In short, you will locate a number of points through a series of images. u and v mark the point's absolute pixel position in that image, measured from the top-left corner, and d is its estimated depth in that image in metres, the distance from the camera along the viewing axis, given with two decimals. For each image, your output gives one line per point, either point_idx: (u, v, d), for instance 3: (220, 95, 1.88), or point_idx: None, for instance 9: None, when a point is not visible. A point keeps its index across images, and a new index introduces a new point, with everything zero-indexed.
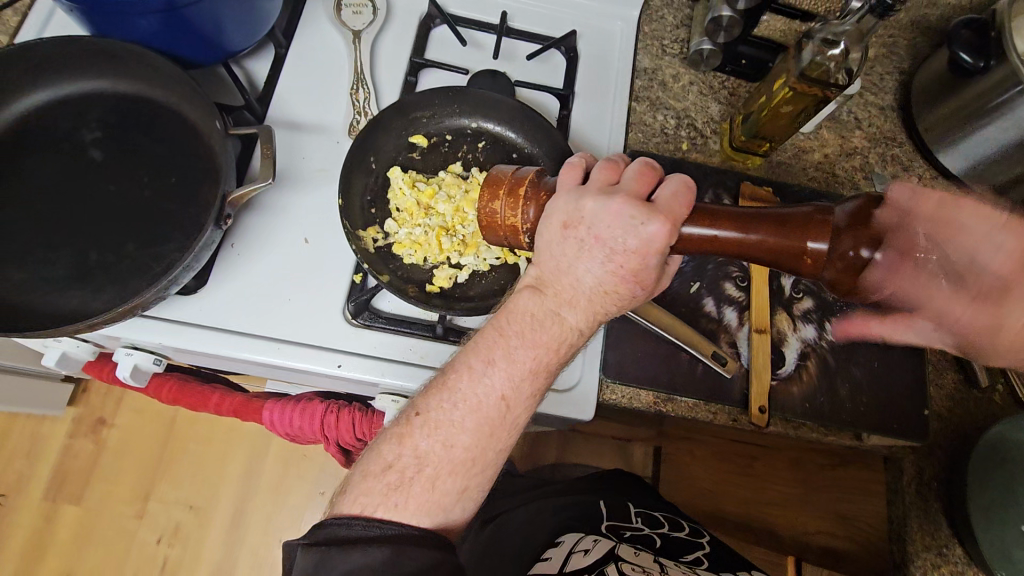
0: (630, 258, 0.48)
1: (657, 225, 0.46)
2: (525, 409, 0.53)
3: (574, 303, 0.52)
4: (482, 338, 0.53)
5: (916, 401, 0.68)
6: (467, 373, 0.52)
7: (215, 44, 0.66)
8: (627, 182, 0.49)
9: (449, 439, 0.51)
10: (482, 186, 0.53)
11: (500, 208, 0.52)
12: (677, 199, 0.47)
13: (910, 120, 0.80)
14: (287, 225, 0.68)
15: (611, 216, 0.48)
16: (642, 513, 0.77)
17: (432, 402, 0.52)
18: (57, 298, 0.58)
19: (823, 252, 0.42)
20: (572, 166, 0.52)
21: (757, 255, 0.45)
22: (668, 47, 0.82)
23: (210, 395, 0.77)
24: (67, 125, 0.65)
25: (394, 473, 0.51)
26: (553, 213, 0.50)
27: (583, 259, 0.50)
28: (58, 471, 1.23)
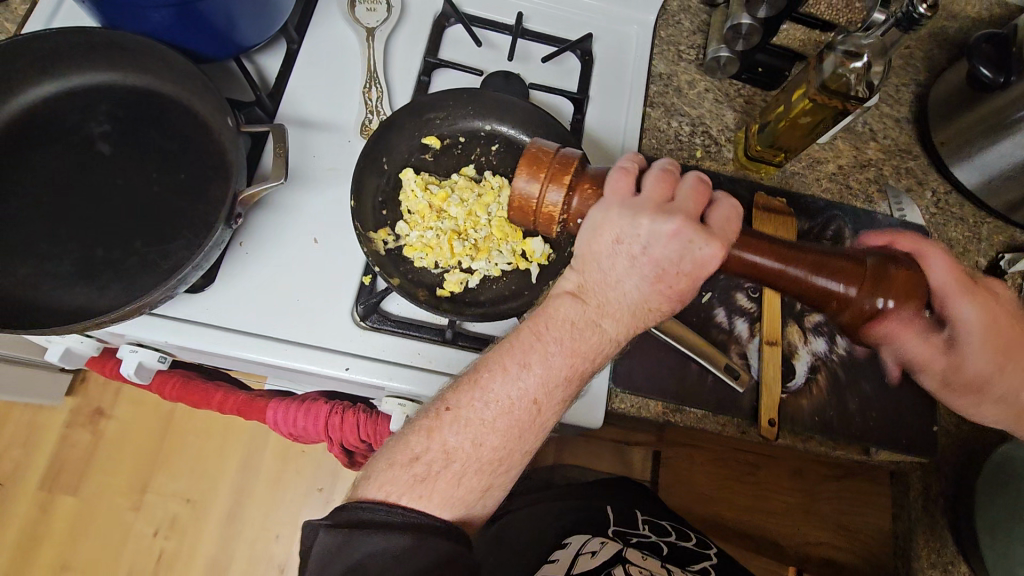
0: (680, 279, 0.49)
1: (713, 250, 0.48)
2: (556, 413, 0.53)
3: (616, 314, 0.52)
4: (519, 341, 0.52)
5: (926, 418, 0.67)
6: (501, 374, 0.51)
7: (228, 39, 0.65)
8: (681, 200, 0.49)
9: (478, 438, 0.51)
10: (522, 164, 0.51)
11: (540, 192, 0.51)
12: (729, 227, 0.49)
13: (926, 132, 0.80)
14: (299, 225, 0.67)
15: (667, 237, 0.48)
16: (648, 521, 0.77)
17: (464, 398, 0.51)
18: (62, 293, 0.58)
19: (849, 298, 0.49)
20: (627, 173, 0.52)
21: (794, 289, 0.49)
22: (684, 52, 0.81)
23: (213, 393, 0.75)
24: (75, 118, 0.64)
25: (421, 465, 0.50)
26: (605, 226, 0.50)
27: (632, 274, 0.50)
28: (55, 461, 1.23)
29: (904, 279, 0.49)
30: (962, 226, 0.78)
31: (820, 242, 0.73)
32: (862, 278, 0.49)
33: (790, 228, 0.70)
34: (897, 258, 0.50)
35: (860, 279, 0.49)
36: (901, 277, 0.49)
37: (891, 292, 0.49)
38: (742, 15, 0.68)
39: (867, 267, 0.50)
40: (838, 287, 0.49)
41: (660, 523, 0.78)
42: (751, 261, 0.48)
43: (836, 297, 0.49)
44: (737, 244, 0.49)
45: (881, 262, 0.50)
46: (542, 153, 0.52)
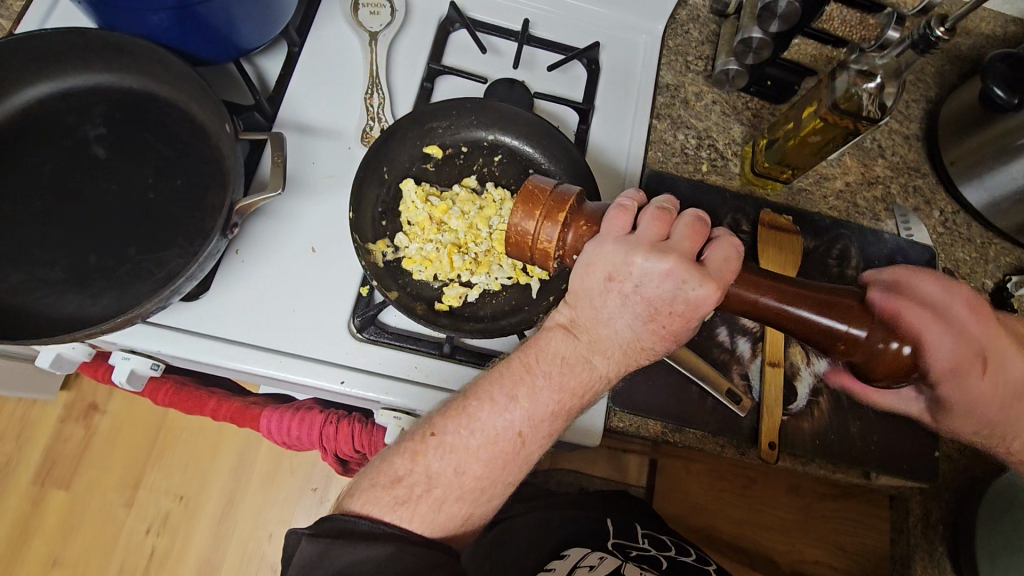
0: (672, 320, 0.49)
1: (707, 291, 0.46)
2: (541, 446, 0.52)
3: (607, 351, 0.52)
4: (509, 371, 0.52)
5: (928, 443, 0.67)
6: (489, 404, 0.51)
7: (228, 41, 0.63)
8: (678, 239, 0.48)
9: (462, 466, 0.50)
10: (518, 202, 0.49)
11: (536, 229, 0.49)
12: (728, 268, 0.47)
13: (936, 151, 0.78)
14: (296, 233, 0.66)
15: (660, 276, 0.47)
16: (648, 535, 0.76)
17: (451, 425, 0.51)
18: (54, 300, 0.57)
19: (860, 338, 0.46)
20: (624, 208, 0.50)
21: (799, 329, 0.47)
22: (692, 63, 0.80)
23: (207, 400, 0.75)
24: (70, 119, 0.63)
25: (403, 487, 0.49)
26: (597, 262, 0.49)
27: (623, 312, 0.50)
28: (48, 455, 1.22)
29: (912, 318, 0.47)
30: (969, 246, 0.77)
31: (825, 260, 0.72)
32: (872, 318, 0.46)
33: (795, 247, 0.69)
34: (904, 303, 0.49)
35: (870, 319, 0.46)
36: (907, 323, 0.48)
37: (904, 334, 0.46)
38: (753, 28, 0.67)
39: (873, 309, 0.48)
40: (846, 327, 0.46)
41: (659, 537, 0.77)
42: (751, 300, 0.47)
43: (843, 338, 0.46)
44: (736, 283, 0.48)
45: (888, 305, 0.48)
46: (538, 190, 0.51)
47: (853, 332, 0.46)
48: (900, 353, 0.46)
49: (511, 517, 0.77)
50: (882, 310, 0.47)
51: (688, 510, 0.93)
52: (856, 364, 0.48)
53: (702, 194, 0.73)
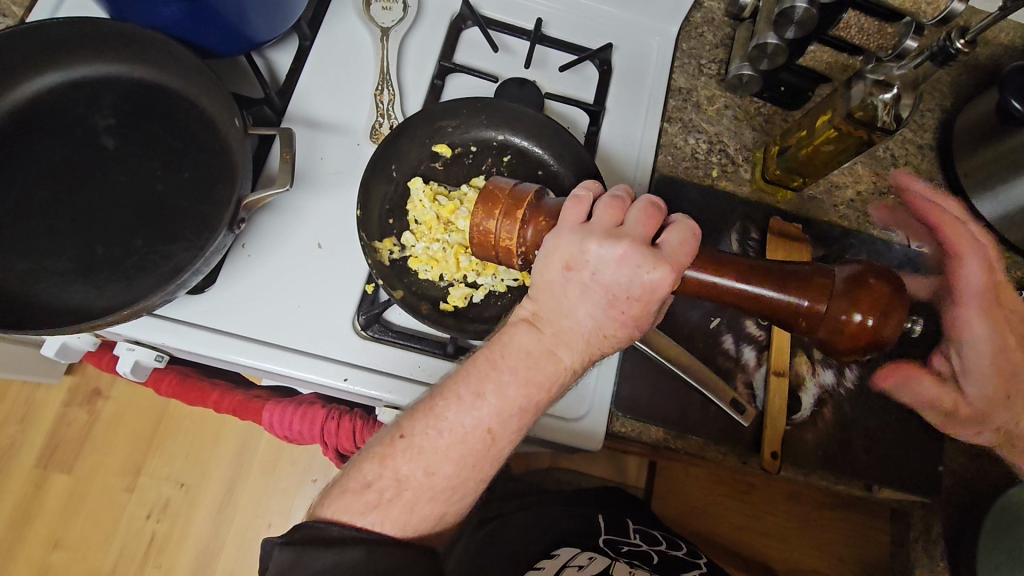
0: (632, 304, 0.49)
1: (662, 273, 0.46)
2: (511, 442, 0.52)
3: (570, 341, 0.51)
4: (474, 368, 0.51)
5: (931, 456, 0.66)
6: (456, 402, 0.50)
7: (240, 36, 0.63)
8: (632, 225, 0.48)
9: (431, 466, 0.50)
10: (477, 201, 0.50)
11: (496, 227, 0.50)
12: (682, 248, 0.47)
13: (949, 162, 0.78)
14: (302, 229, 0.65)
15: (616, 262, 0.47)
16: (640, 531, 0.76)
17: (418, 426, 0.51)
18: (59, 288, 0.57)
19: (818, 314, 0.47)
20: (579, 199, 0.50)
21: (756, 306, 0.48)
22: (705, 67, 0.79)
23: (210, 391, 0.75)
24: (80, 109, 0.63)
25: (373, 492, 0.50)
26: (555, 252, 0.49)
27: (584, 301, 0.50)
28: (51, 439, 1.23)
29: (884, 287, 0.46)
30: None
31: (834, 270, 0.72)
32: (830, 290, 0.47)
33: (803, 257, 0.68)
34: (878, 270, 0.47)
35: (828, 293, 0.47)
36: (877, 289, 0.45)
37: (864, 305, 0.45)
38: (768, 34, 0.66)
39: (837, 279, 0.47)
40: (802, 302, 0.47)
41: (653, 533, 0.77)
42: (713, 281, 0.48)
43: (803, 316, 0.47)
44: (692, 265, 0.48)
45: (855, 274, 0.46)
46: (499, 188, 0.51)
47: (812, 307, 0.47)
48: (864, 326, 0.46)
49: (505, 513, 0.77)
50: (846, 279, 0.46)
51: (687, 513, 0.93)
52: (823, 341, 0.48)
53: (710, 200, 0.72)
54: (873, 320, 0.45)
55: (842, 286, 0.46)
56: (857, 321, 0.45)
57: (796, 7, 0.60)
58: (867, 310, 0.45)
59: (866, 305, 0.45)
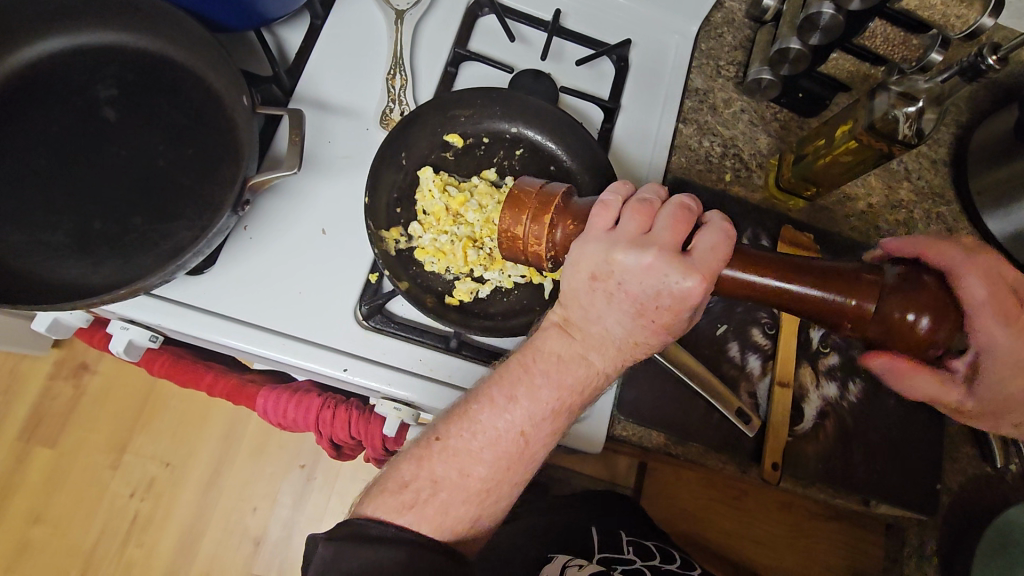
0: (661, 314, 0.47)
1: (693, 282, 0.45)
2: (543, 445, 0.53)
3: (601, 347, 0.51)
4: (507, 373, 0.53)
5: (930, 474, 0.66)
6: (489, 405, 0.52)
7: (251, 11, 0.61)
8: (660, 232, 0.46)
9: (466, 468, 0.52)
10: (505, 206, 0.50)
11: (524, 232, 0.49)
12: (713, 258, 0.45)
13: (961, 178, 0.77)
14: (307, 213, 0.64)
15: (642, 271, 0.46)
16: (632, 544, 0.73)
17: (453, 429, 0.52)
18: (52, 263, 0.55)
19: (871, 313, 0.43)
20: (606, 206, 0.48)
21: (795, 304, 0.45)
22: (723, 68, 0.77)
23: (204, 373, 0.71)
24: (78, 76, 0.61)
25: (409, 492, 0.51)
26: (581, 262, 0.48)
27: (612, 310, 0.49)
28: (36, 411, 1.21)
29: (932, 288, 0.44)
30: None
31: None
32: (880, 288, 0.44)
33: None
34: (921, 273, 0.45)
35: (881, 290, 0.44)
36: (927, 289, 0.44)
37: (918, 303, 0.43)
38: (791, 40, 0.65)
39: (887, 278, 0.44)
40: (851, 299, 0.43)
41: (645, 543, 0.75)
42: (753, 281, 0.45)
43: (851, 315, 0.44)
44: (729, 267, 0.45)
45: (903, 274, 0.44)
46: (525, 191, 0.51)
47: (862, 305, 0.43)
48: (917, 324, 0.43)
49: None
50: (893, 275, 0.45)
51: (675, 514, 0.93)
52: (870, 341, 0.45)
53: (722, 205, 0.72)
54: (927, 321, 0.43)
55: (891, 285, 0.44)
56: (911, 320, 0.43)
57: (824, 13, 0.59)
58: (922, 309, 0.43)
59: (920, 302, 0.43)
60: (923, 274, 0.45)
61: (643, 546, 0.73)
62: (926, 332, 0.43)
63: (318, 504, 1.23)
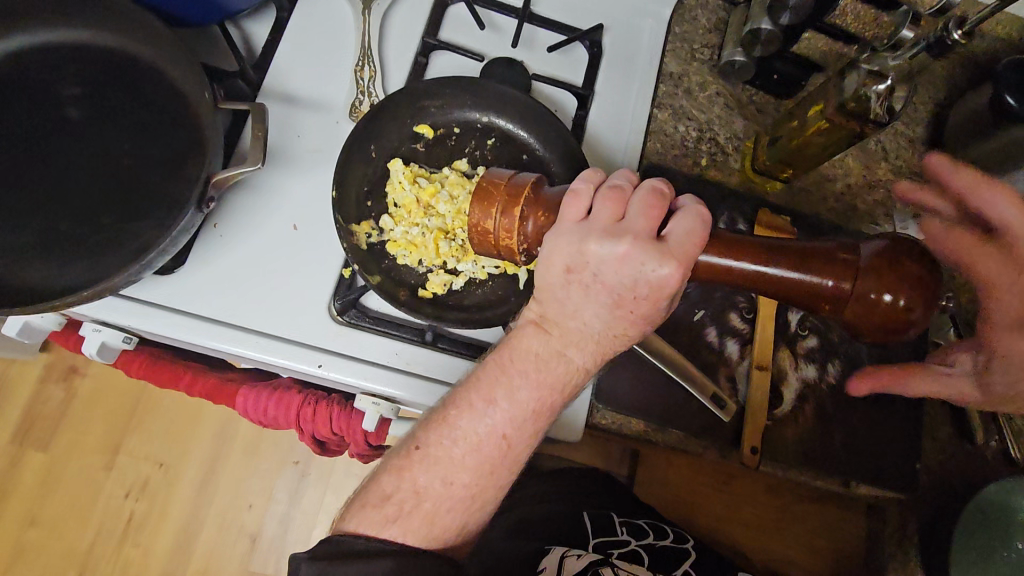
0: (639, 303, 0.47)
1: (669, 270, 0.45)
2: (525, 447, 0.54)
3: (579, 342, 0.52)
4: (484, 376, 0.53)
5: (910, 453, 0.66)
6: (467, 411, 0.52)
7: (212, 3, 0.60)
8: (633, 219, 0.46)
9: (448, 476, 0.52)
10: (474, 201, 0.50)
11: (495, 225, 0.50)
12: (690, 242, 0.45)
13: (940, 157, 0.77)
14: (277, 209, 0.63)
15: (618, 261, 0.46)
16: (626, 524, 0.74)
17: (432, 437, 0.52)
18: (19, 267, 0.54)
19: (844, 294, 0.43)
20: (577, 194, 0.48)
21: (771, 287, 0.45)
22: (698, 52, 0.77)
23: (182, 374, 0.70)
24: (37, 75, 0.59)
25: (392, 504, 0.51)
26: (555, 255, 0.48)
27: (588, 303, 0.49)
28: (27, 415, 1.21)
29: (914, 265, 0.42)
30: None
31: None
32: (855, 268, 0.43)
33: None
34: (905, 244, 0.43)
35: (854, 272, 0.43)
36: (908, 265, 0.42)
37: (896, 282, 0.42)
38: (762, 21, 0.65)
39: (863, 257, 0.44)
40: (826, 281, 0.43)
41: (637, 522, 0.76)
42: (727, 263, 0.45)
43: (826, 297, 0.44)
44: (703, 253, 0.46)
45: (882, 250, 0.43)
46: (495, 182, 0.51)
47: (835, 287, 0.43)
48: (895, 307, 0.42)
49: None
50: (870, 253, 0.43)
51: (666, 499, 0.92)
52: (848, 322, 0.45)
53: (699, 191, 0.71)
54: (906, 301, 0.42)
55: (866, 265, 0.43)
56: (887, 301, 0.42)
57: None
58: (901, 289, 0.42)
59: (900, 282, 0.42)
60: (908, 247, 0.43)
61: (637, 524, 0.75)
62: (903, 312, 0.42)
63: (311, 499, 1.23)
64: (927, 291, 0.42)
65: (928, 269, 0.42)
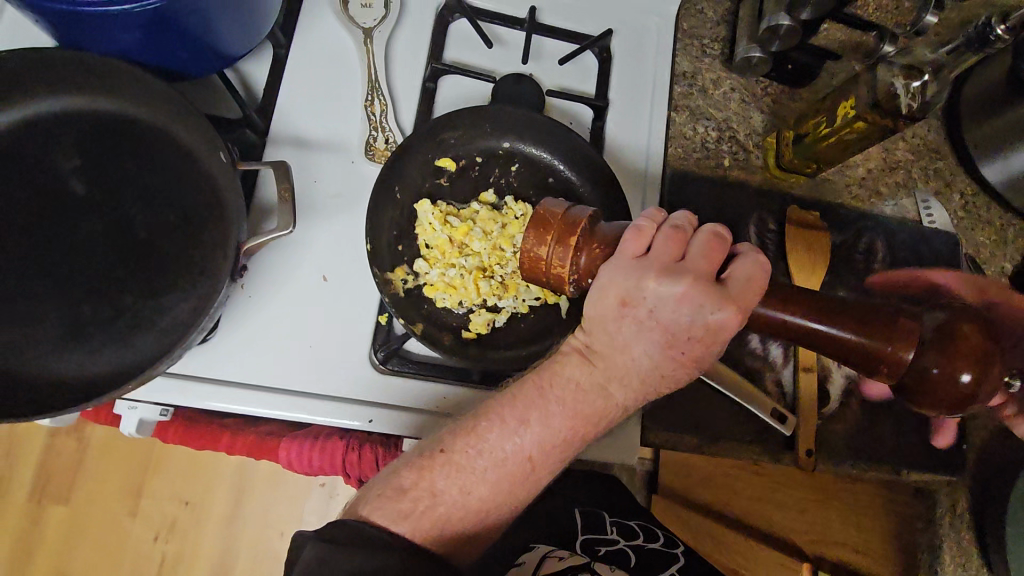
0: (692, 345, 0.47)
1: (728, 314, 0.44)
2: (549, 472, 0.52)
3: (624, 379, 0.50)
4: (521, 395, 0.51)
5: (955, 434, 0.68)
6: (499, 425, 0.50)
7: (212, 57, 0.56)
8: (695, 258, 0.46)
9: (467, 486, 0.50)
10: (528, 228, 0.48)
11: (548, 254, 0.48)
12: (752, 288, 0.44)
13: (957, 131, 0.77)
14: (305, 261, 0.61)
15: (676, 300, 0.45)
16: (617, 522, 0.60)
17: (458, 443, 0.51)
18: (48, 361, 0.52)
19: (905, 362, 0.43)
20: (640, 230, 0.47)
21: (831, 350, 0.44)
22: (708, 47, 0.75)
23: (221, 436, 0.68)
24: (31, 149, 0.56)
25: (407, 501, 0.49)
26: (610, 287, 0.47)
27: (640, 340, 0.48)
28: (41, 471, 1.18)
29: (978, 340, 0.42)
30: (989, 229, 0.77)
31: (851, 256, 0.72)
32: (920, 340, 0.43)
33: (825, 247, 0.69)
34: (969, 316, 0.43)
35: (918, 342, 0.43)
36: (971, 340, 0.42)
37: (960, 359, 0.42)
38: (781, 16, 0.62)
39: (927, 327, 0.43)
40: (889, 350, 0.43)
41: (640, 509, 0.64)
42: (785, 320, 0.44)
43: (886, 363, 0.43)
44: (760, 302, 0.45)
45: (948, 321, 0.43)
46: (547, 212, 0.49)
47: (897, 354, 0.43)
48: (954, 381, 0.42)
49: None
50: (935, 323, 0.43)
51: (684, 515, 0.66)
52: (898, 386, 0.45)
53: (725, 194, 0.71)
54: (966, 377, 0.42)
55: (930, 337, 0.43)
56: (948, 375, 0.42)
57: None
58: (962, 365, 0.42)
59: (962, 357, 0.42)
60: (969, 319, 0.43)
61: (628, 524, 0.59)
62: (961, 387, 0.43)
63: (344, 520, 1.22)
64: (988, 368, 0.43)
65: (992, 343, 0.43)
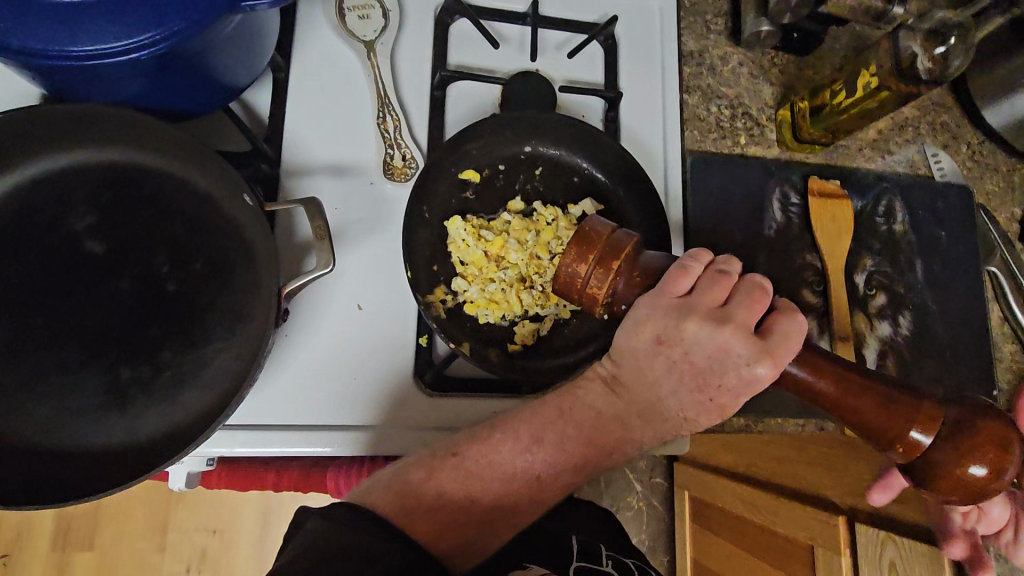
0: (722, 393, 0.45)
1: (766, 369, 0.41)
2: (554, 495, 0.51)
3: (646, 414, 0.49)
4: (543, 412, 0.50)
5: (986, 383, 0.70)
6: (513, 439, 0.49)
7: (216, 91, 0.53)
8: (737, 307, 0.44)
9: (476, 493, 0.48)
10: (569, 242, 0.43)
11: (585, 277, 0.43)
12: (789, 345, 0.41)
13: (960, 82, 0.77)
14: (337, 292, 0.59)
15: (714, 346, 0.43)
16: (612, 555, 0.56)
17: (471, 450, 0.49)
18: (93, 430, 0.50)
19: (921, 445, 0.39)
20: (686, 270, 0.45)
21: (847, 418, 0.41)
22: (712, 22, 0.74)
23: (265, 475, 0.67)
24: (37, 210, 0.52)
25: (414, 496, 0.47)
26: (647, 323, 0.45)
27: (670, 378, 0.46)
28: (61, 519, 1.15)
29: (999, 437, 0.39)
30: (998, 177, 0.78)
31: (872, 221, 0.72)
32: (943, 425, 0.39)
33: (847, 216, 0.69)
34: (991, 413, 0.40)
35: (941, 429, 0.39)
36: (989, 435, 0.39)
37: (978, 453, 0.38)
38: None
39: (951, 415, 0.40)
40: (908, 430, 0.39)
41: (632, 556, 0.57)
42: (808, 382, 0.41)
43: (902, 441, 0.40)
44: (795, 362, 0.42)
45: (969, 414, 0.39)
46: (591, 231, 0.44)
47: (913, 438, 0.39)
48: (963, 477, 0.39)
49: None
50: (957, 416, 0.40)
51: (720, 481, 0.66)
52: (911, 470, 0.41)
53: (744, 172, 0.70)
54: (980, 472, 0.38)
55: (953, 426, 0.39)
56: (965, 467, 0.39)
57: None
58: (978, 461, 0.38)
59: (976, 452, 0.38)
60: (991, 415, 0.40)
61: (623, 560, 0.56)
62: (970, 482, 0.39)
63: None
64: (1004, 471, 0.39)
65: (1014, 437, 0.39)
